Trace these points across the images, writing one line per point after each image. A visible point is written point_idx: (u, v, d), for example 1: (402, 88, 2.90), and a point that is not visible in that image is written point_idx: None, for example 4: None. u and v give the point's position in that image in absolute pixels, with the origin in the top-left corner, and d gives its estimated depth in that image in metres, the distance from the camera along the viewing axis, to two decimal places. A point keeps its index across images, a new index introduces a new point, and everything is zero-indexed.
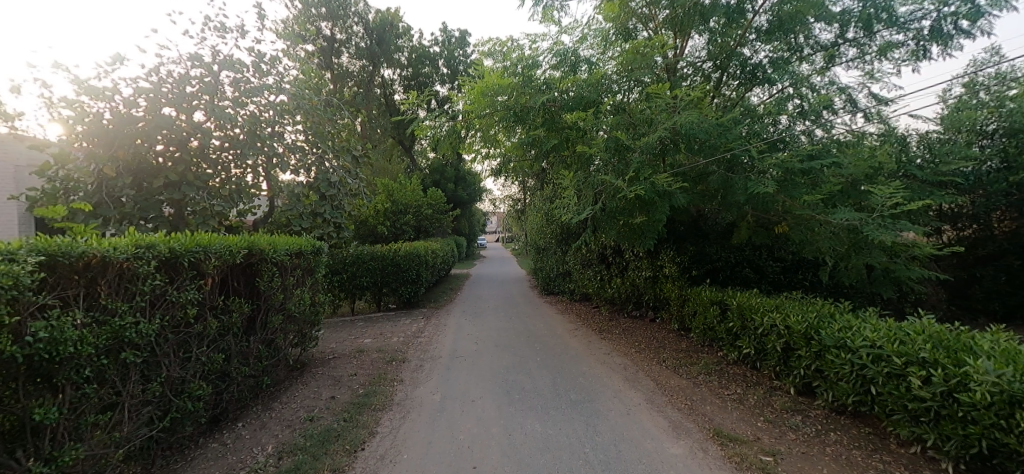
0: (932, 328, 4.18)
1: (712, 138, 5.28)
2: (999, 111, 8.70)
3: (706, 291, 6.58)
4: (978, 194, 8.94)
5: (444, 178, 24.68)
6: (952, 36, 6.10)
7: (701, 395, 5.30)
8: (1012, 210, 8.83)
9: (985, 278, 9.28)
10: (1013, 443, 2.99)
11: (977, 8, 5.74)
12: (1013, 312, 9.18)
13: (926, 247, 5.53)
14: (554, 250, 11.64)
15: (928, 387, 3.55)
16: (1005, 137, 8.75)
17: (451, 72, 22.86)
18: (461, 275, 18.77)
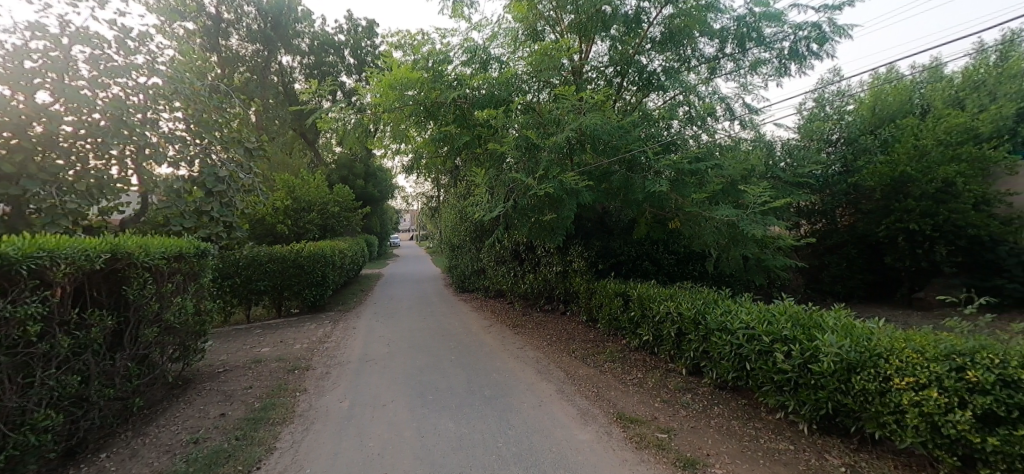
0: (792, 308, 4.85)
1: (614, 140, 5.63)
2: (841, 123, 10.28)
3: (611, 284, 6.97)
4: (827, 193, 10.43)
5: (353, 174, 23.44)
6: (806, 56, 7.04)
7: (607, 382, 5.63)
8: (851, 207, 10.19)
9: (831, 264, 10.71)
10: (851, 403, 3.66)
11: (823, 34, 6.70)
12: (852, 293, 10.62)
13: (788, 239, 6.35)
14: (469, 247, 11.57)
15: (789, 360, 4.14)
16: (845, 145, 10.32)
17: (358, 63, 21.87)
18: (373, 275, 17.99)
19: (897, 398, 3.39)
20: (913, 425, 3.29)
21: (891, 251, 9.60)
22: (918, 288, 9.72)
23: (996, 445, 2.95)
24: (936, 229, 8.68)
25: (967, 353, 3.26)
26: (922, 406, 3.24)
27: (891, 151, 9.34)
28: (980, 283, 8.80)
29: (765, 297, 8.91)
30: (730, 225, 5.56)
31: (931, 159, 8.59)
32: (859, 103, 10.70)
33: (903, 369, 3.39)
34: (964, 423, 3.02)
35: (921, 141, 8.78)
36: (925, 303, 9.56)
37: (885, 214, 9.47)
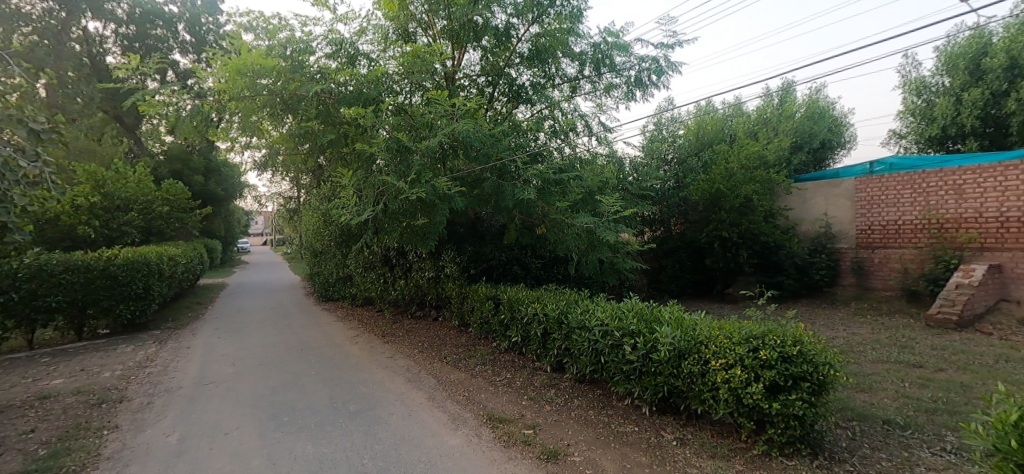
0: (638, 305, 5.50)
1: (486, 147, 5.74)
2: (673, 144, 11.53)
3: (482, 288, 7.12)
4: (664, 204, 11.38)
5: (189, 169, 20.18)
6: (648, 85, 8.07)
7: (477, 385, 5.71)
8: (681, 217, 11.22)
9: (667, 266, 11.63)
10: (682, 385, 4.28)
11: (660, 67, 7.80)
12: (683, 291, 11.61)
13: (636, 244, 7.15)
14: (333, 253, 10.77)
15: (635, 351, 4.69)
16: (678, 165, 11.49)
17: (195, 41, 19.03)
18: (216, 286, 15.64)
19: (713, 378, 4.04)
20: (724, 398, 3.96)
21: (711, 254, 10.55)
22: (729, 284, 10.97)
23: (779, 409, 3.70)
24: (740, 235, 9.79)
25: (760, 336, 4.04)
26: (730, 382, 3.93)
27: (709, 172, 10.34)
28: (767, 280, 9.95)
29: (616, 296, 9.90)
30: (589, 232, 6.06)
31: (736, 179, 9.72)
32: (686, 130, 11.69)
33: (717, 352, 4.07)
34: (757, 392, 3.73)
35: (731, 164, 9.88)
36: (733, 296, 10.74)
37: (704, 223, 10.52)
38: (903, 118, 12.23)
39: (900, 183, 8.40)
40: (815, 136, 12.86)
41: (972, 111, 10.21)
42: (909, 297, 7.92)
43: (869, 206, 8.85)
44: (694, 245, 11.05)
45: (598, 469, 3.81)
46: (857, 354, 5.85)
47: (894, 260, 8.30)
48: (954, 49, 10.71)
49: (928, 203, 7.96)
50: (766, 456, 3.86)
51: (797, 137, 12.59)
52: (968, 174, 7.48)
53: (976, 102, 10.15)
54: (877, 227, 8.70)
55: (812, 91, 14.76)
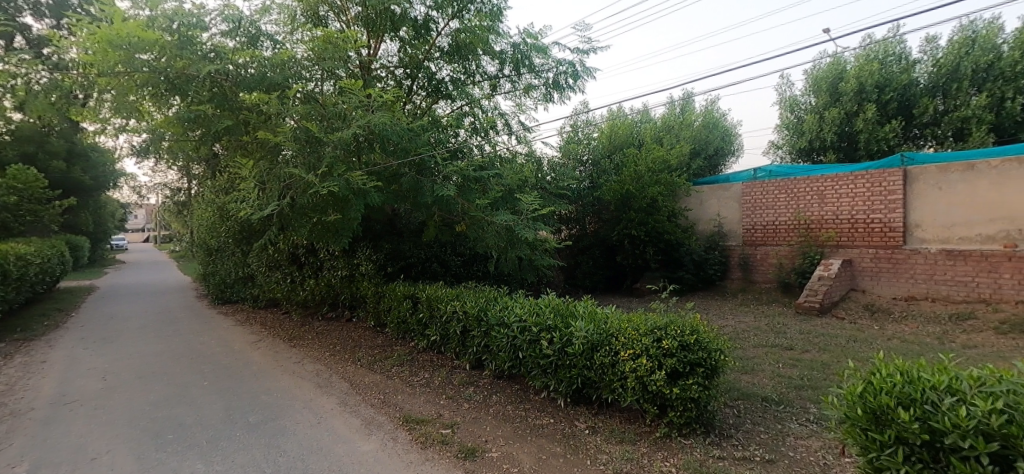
0: (554, 301, 5.67)
1: (404, 141, 5.58)
2: (587, 146, 11.90)
3: (400, 287, 6.92)
4: (581, 203, 11.68)
5: (46, 152, 17.22)
6: (565, 89, 8.34)
7: (393, 386, 5.54)
8: (594, 216, 11.77)
9: (582, 263, 12.00)
10: (594, 375, 4.49)
11: (576, 72, 8.11)
12: (596, 287, 12.08)
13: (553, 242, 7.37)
14: (231, 251, 9.81)
15: (551, 346, 4.83)
16: (592, 166, 11.89)
17: (55, 4, 16.32)
18: (80, 290, 13.47)
19: (622, 368, 4.29)
20: (631, 387, 4.22)
21: (622, 251, 11.18)
22: (637, 279, 11.57)
23: (678, 393, 4.02)
24: (647, 233, 10.50)
25: (663, 327, 4.36)
26: (636, 371, 4.19)
27: (620, 174, 10.90)
28: (669, 274, 10.74)
29: (533, 293, 10.15)
30: (508, 230, 6.14)
31: (644, 181, 10.40)
32: (600, 133, 12.03)
33: (626, 344, 4.33)
34: (660, 379, 4.02)
35: (639, 167, 10.49)
36: (640, 291, 11.32)
37: (616, 222, 11.18)
38: (779, 130, 13.91)
39: (777, 188, 9.49)
40: (709, 144, 14.29)
41: (832, 127, 11.86)
42: (785, 289, 9.04)
43: (754, 208, 9.89)
44: (607, 242, 11.64)
45: (514, 462, 3.88)
46: (742, 340, 6.55)
47: (773, 256, 9.40)
48: (818, 72, 12.42)
49: (799, 207, 9.10)
50: (667, 437, 4.18)
51: (695, 143, 13.82)
52: (829, 182, 8.64)
53: (835, 120, 11.80)
54: (759, 226, 9.76)
55: (708, 102, 16.21)
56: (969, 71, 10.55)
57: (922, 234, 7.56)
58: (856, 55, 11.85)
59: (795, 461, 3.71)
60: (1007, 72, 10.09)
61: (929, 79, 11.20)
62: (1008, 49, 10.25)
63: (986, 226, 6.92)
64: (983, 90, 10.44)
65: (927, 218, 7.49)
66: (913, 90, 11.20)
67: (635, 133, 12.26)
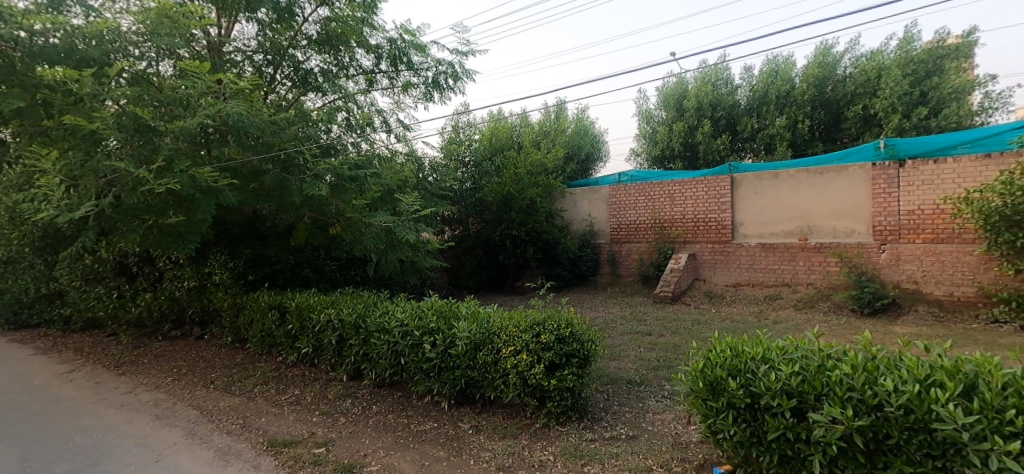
0: (437, 303, 5.60)
1: (266, 135, 5.07)
2: (468, 147, 11.69)
3: (264, 296, 6.24)
4: (463, 204, 11.61)
5: None
6: (445, 89, 8.31)
7: (257, 408, 4.95)
8: (476, 217, 11.84)
9: (466, 264, 12.05)
10: (477, 375, 4.54)
11: (456, 73, 8.15)
12: (479, 287, 12.20)
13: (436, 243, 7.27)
14: (29, 263, 7.87)
15: (434, 349, 4.76)
16: (474, 168, 11.68)
17: None
18: None
19: (504, 364, 4.39)
20: (512, 382, 4.35)
21: (504, 251, 11.47)
22: (519, 278, 12.01)
23: (555, 384, 4.24)
24: (527, 233, 10.94)
25: (541, 323, 4.56)
26: (517, 366, 4.32)
27: (501, 175, 11.14)
28: (547, 272, 11.32)
29: (415, 296, 9.91)
30: (387, 231, 5.90)
31: (523, 183, 10.82)
32: (481, 135, 11.94)
33: (507, 341, 4.46)
34: (539, 372, 4.21)
35: (519, 170, 10.90)
36: (522, 289, 11.76)
37: (498, 222, 11.40)
38: (639, 139, 15.55)
39: (637, 191, 10.55)
40: (580, 148, 15.38)
41: (678, 139, 13.71)
42: (645, 281, 10.15)
43: (619, 209, 10.89)
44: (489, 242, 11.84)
45: None
46: (608, 330, 7.17)
47: (636, 252, 10.46)
48: (667, 90, 14.21)
49: (655, 208, 10.25)
50: (546, 427, 4.38)
51: (568, 148, 14.81)
52: (678, 186, 9.88)
53: (680, 133, 13.69)
54: (624, 226, 10.78)
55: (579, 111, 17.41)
56: (773, 97, 12.95)
57: (744, 231, 9.03)
58: (694, 77, 13.88)
59: (653, 434, 4.17)
60: (799, 100, 12.59)
61: (747, 101, 13.47)
62: (798, 81, 12.81)
63: (788, 223, 8.50)
64: (782, 113, 12.86)
65: (748, 217, 8.99)
66: (737, 109, 13.37)
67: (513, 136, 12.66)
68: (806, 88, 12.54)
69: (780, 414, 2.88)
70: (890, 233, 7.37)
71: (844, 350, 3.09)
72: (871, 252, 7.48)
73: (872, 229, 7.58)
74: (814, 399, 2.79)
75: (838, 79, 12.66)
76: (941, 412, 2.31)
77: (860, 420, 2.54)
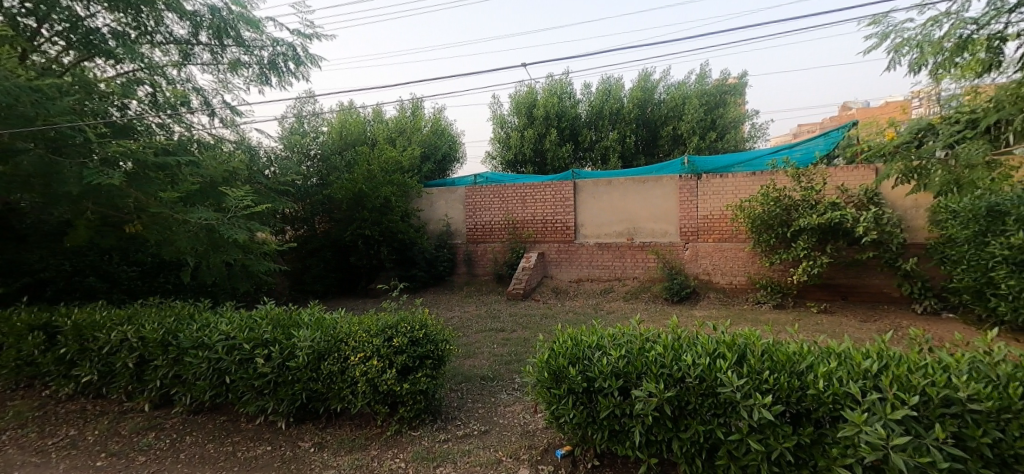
0: (274, 311, 4.98)
1: (23, 105, 3.91)
2: (315, 140, 11.05)
3: (23, 314, 4.85)
4: (307, 202, 10.86)
5: None
6: (284, 73, 7.49)
7: (5, 461, 3.79)
8: (325, 216, 10.99)
9: (311, 266, 11.02)
10: (320, 387, 4.16)
11: (297, 56, 7.42)
12: (327, 292, 11.06)
13: (273, 244, 6.48)
14: None
15: (269, 363, 4.21)
16: (320, 162, 11.03)
17: None
18: None
19: (353, 373, 4.10)
20: (362, 391, 4.08)
21: (355, 252, 10.78)
22: (372, 280, 11.23)
23: (408, 389, 4.09)
24: (380, 234, 10.42)
25: (394, 325, 4.38)
26: (367, 374, 4.06)
27: (352, 172, 10.46)
28: (402, 273, 10.95)
29: (246, 304, 8.67)
30: (208, 231, 5.05)
31: (377, 181, 10.22)
32: (329, 127, 11.40)
33: (356, 347, 4.18)
34: (391, 378, 4.04)
35: (372, 166, 10.29)
36: (376, 291, 11.03)
37: (348, 221, 10.56)
38: (494, 143, 16.16)
39: (491, 192, 10.83)
40: (437, 148, 15.30)
41: (529, 145, 14.68)
42: (498, 279, 10.61)
43: (474, 210, 11.04)
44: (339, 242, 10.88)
45: None
46: (463, 329, 7.26)
47: (490, 252, 10.81)
48: (519, 98, 15.11)
49: (507, 210, 10.69)
50: (398, 433, 4.21)
51: (425, 147, 14.63)
52: (528, 189, 10.43)
53: (531, 139, 14.68)
54: (479, 226, 10.99)
55: (436, 111, 17.25)
56: (607, 114, 14.70)
57: (584, 232, 9.99)
58: (543, 88, 15.00)
59: (503, 427, 4.32)
60: (626, 117, 14.50)
61: (587, 115, 15.01)
62: (626, 101, 14.77)
63: (619, 225, 9.66)
64: (614, 128, 14.63)
65: (587, 220, 9.96)
66: (578, 122, 14.82)
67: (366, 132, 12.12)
68: (631, 108, 14.52)
69: (610, 393, 3.24)
70: (692, 234, 8.93)
71: (657, 333, 3.62)
72: (678, 250, 8.99)
73: (679, 231, 9.08)
74: (635, 377, 3.21)
75: (656, 102, 14.94)
76: (723, 378, 2.87)
77: (669, 392, 3.00)
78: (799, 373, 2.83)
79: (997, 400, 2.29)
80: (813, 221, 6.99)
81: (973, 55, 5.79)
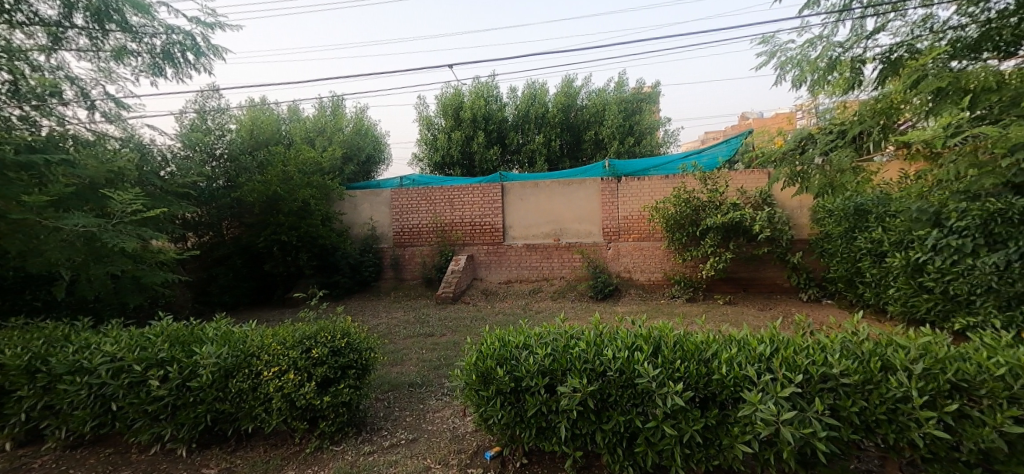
0: (171, 327, 4.49)
1: None
2: (222, 138, 10.00)
3: None
4: (213, 205, 9.91)
5: None
6: (178, 63, 6.98)
7: None
8: (235, 221, 10.15)
9: (219, 276, 10.10)
10: (228, 407, 3.82)
11: (196, 47, 6.80)
12: (238, 303, 10.25)
13: (170, 252, 5.87)
14: None
15: (165, 384, 3.79)
16: (228, 161, 10.06)
17: None
18: None
19: (266, 389, 3.80)
20: (276, 408, 3.79)
21: (270, 259, 10.03)
22: (290, 288, 10.63)
23: (329, 402, 3.87)
24: (299, 240, 9.77)
25: (312, 336, 4.12)
26: (283, 389, 3.79)
27: (264, 173, 9.72)
28: (324, 280, 10.38)
29: (139, 320, 7.77)
30: (87, 239, 4.49)
31: (294, 184, 9.59)
32: (239, 124, 10.44)
33: (270, 361, 3.89)
34: (309, 392, 3.80)
35: (288, 168, 9.66)
36: (294, 300, 10.45)
37: (262, 227, 9.83)
38: (421, 145, 15.90)
39: (418, 194, 10.62)
40: (361, 149, 14.73)
41: (456, 147, 14.65)
42: (427, 283, 10.44)
43: (400, 213, 10.77)
44: (251, 250, 10.16)
45: None
46: (391, 336, 7.04)
47: (418, 255, 10.61)
48: (446, 100, 15.02)
49: (436, 212, 10.54)
50: (318, 449, 3.97)
51: (347, 148, 14.02)
52: (456, 191, 10.36)
53: (458, 141, 14.65)
54: (406, 229, 10.74)
55: (358, 110, 16.59)
56: (533, 117, 15.00)
57: (513, 233, 10.13)
58: (470, 91, 15.01)
59: (432, 433, 4.23)
60: (551, 121, 14.92)
61: (513, 118, 15.24)
62: (550, 106, 15.19)
63: (546, 226, 9.92)
64: (540, 131, 14.98)
65: (515, 221, 10.11)
66: (505, 125, 15.00)
67: (282, 131, 11.40)
68: (556, 112, 14.98)
69: (537, 391, 3.28)
70: (613, 234, 9.41)
71: (581, 330, 3.74)
72: (602, 249, 9.43)
73: (602, 231, 9.52)
74: (560, 374, 3.28)
75: (579, 107, 15.52)
76: (641, 369, 3.03)
77: (592, 386, 3.10)
78: (706, 360, 3.06)
79: (862, 374, 2.65)
80: (718, 220, 7.64)
81: (840, 74, 6.57)
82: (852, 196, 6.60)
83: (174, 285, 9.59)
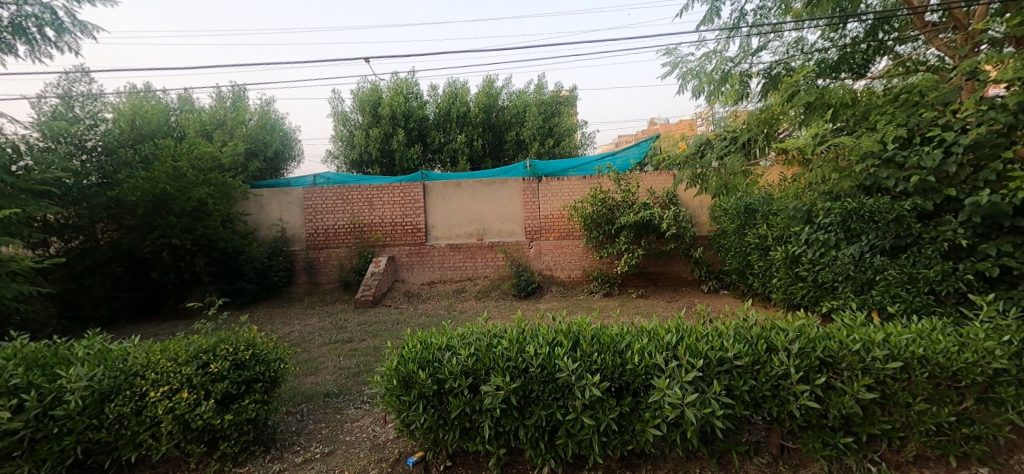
0: (25, 348, 3.78)
1: None
2: (95, 129, 8.84)
3: None
4: (83, 206, 8.59)
5: None
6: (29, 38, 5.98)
7: None
8: (113, 223, 8.90)
9: (92, 286, 8.77)
10: (104, 436, 3.32)
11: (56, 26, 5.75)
12: (118, 316, 9.00)
13: (26, 260, 5.02)
14: None
15: (19, 416, 3.17)
16: (104, 155, 8.90)
17: None
18: None
19: (153, 412, 3.37)
20: (167, 431, 3.37)
21: (158, 266, 8.91)
22: (184, 298, 9.59)
23: (230, 420, 3.53)
24: (194, 243, 8.82)
25: (210, 349, 3.74)
26: (175, 410, 3.38)
27: (150, 169, 8.61)
28: (226, 287, 9.45)
29: None
30: None
31: (187, 181, 8.62)
32: (117, 113, 9.28)
33: (158, 380, 3.46)
34: (207, 411, 3.43)
35: (179, 163, 8.67)
36: (189, 311, 9.44)
37: (148, 230, 8.73)
38: (336, 142, 15.11)
39: (333, 194, 10.06)
40: (268, 145, 13.65)
41: (375, 145, 14.13)
42: (345, 287, 9.95)
43: (314, 214, 10.13)
44: (135, 256, 9.01)
45: None
46: (305, 344, 6.62)
47: (335, 258, 10.06)
48: (363, 96, 14.46)
49: (353, 212, 10.07)
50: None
51: (252, 143, 12.92)
52: (374, 190, 9.98)
53: (377, 139, 14.16)
54: (321, 231, 10.13)
55: (264, 103, 15.33)
56: (455, 117, 14.85)
57: (436, 233, 9.98)
58: (389, 87, 14.55)
59: (350, 444, 4.02)
60: (473, 121, 14.91)
61: (435, 116, 15.00)
62: (472, 106, 15.17)
63: (469, 225, 9.90)
64: (462, 131, 14.90)
65: (438, 221, 9.97)
66: (426, 123, 14.72)
67: (171, 123, 10.26)
68: (478, 112, 14.99)
69: (460, 392, 3.25)
70: (535, 233, 9.65)
71: (503, 329, 3.75)
72: (524, 248, 9.60)
73: (524, 230, 9.71)
74: (483, 374, 3.26)
75: (500, 108, 15.68)
76: (561, 363, 3.12)
77: (514, 383, 3.13)
78: (620, 351, 3.23)
79: (751, 355, 2.95)
80: (631, 219, 8.13)
81: (731, 86, 7.42)
82: (742, 196, 7.36)
83: (33, 298, 8.18)
